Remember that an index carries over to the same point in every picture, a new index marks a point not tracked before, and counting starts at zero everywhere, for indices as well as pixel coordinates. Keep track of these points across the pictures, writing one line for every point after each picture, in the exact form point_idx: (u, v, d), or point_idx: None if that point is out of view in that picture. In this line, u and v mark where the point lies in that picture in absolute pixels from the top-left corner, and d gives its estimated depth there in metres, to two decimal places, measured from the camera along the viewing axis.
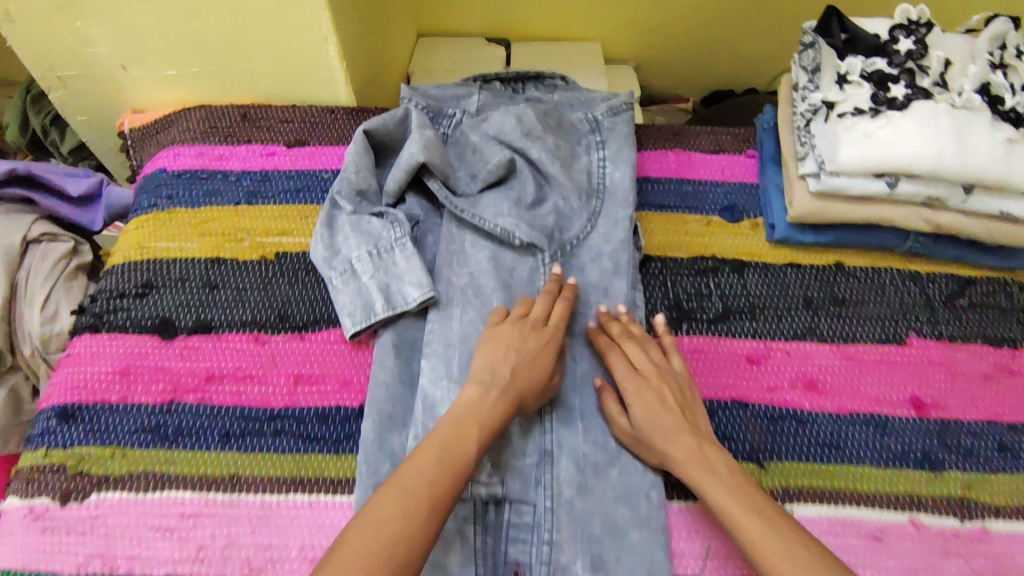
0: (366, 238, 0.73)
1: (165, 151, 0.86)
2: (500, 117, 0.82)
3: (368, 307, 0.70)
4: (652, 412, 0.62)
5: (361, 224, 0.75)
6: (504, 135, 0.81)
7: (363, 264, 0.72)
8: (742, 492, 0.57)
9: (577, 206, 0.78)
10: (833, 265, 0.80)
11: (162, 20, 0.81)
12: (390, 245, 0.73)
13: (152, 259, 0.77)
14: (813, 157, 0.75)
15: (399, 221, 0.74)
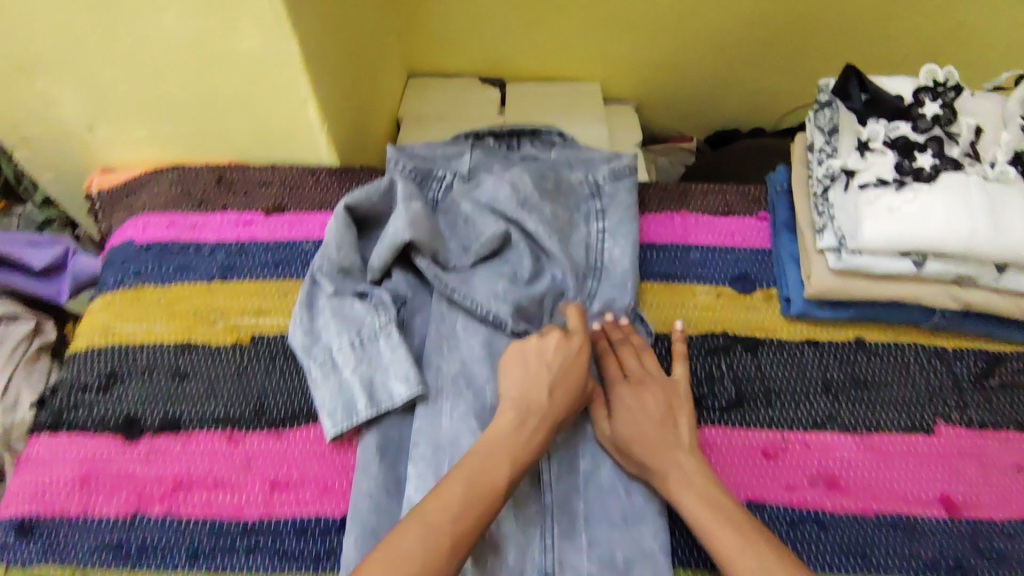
0: (349, 326, 0.68)
1: (133, 221, 0.80)
2: (492, 184, 0.76)
3: (350, 405, 0.65)
4: (639, 422, 0.62)
5: (343, 310, 0.69)
6: (497, 205, 0.75)
7: (345, 356, 0.67)
8: (730, 514, 0.56)
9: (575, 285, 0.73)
10: (853, 342, 0.74)
11: (131, 82, 0.75)
12: (373, 333, 0.67)
13: (117, 347, 0.71)
14: (832, 230, 0.69)
15: (385, 307, 0.69)
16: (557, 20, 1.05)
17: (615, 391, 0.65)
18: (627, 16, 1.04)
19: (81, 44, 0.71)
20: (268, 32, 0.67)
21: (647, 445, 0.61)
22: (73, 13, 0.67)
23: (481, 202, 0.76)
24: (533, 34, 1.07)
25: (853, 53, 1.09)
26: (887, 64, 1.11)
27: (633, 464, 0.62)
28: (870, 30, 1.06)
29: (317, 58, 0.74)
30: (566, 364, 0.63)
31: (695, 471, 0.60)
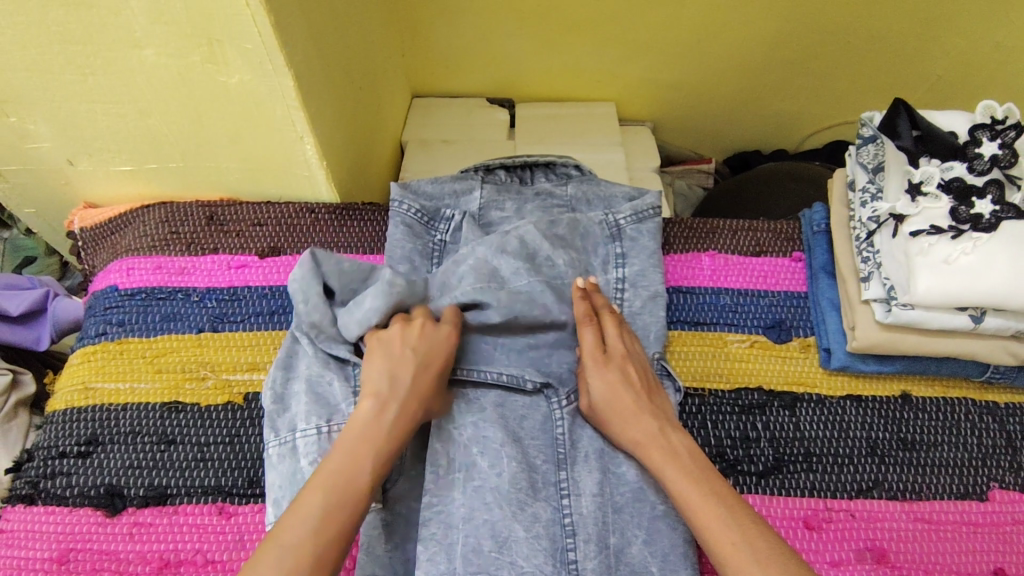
0: (319, 408, 0.60)
1: (116, 264, 0.74)
2: (498, 237, 0.68)
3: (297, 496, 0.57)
4: (616, 391, 0.61)
5: (319, 385, 0.62)
6: (506, 262, 0.68)
7: (307, 443, 0.59)
8: (708, 484, 0.55)
9: None
10: (898, 396, 0.68)
11: (112, 116, 0.69)
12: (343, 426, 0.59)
13: (99, 405, 0.66)
14: (879, 279, 0.64)
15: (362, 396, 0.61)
16: (569, 39, 0.99)
17: (587, 357, 0.63)
18: (644, 35, 0.98)
19: (54, 76, 0.65)
20: (260, 65, 0.62)
21: (626, 411, 0.60)
22: (43, 44, 0.61)
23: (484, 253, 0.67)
24: (544, 52, 1.01)
25: (883, 75, 1.03)
26: (919, 86, 1.05)
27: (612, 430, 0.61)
28: (902, 52, 1.00)
29: (313, 89, 0.68)
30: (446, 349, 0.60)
31: (681, 445, 0.58)
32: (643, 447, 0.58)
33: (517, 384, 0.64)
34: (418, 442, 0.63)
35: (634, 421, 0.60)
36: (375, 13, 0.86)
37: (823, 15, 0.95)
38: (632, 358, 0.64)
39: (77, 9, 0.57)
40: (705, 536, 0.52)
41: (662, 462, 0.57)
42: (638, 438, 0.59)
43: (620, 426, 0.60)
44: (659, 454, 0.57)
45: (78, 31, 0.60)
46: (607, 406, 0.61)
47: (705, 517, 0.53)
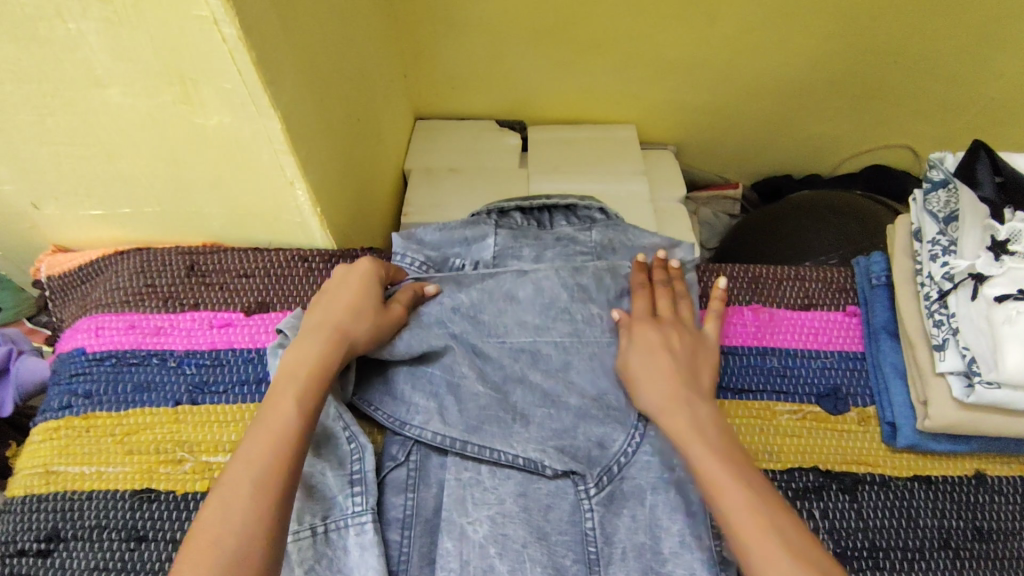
0: (314, 505, 0.53)
1: (85, 322, 0.66)
2: (511, 276, 0.64)
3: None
4: (655, 357, 0.58)
5: (310, 478, 0.54)
6: (513, 309, 0.63)
7: (299, 547, 0.51)
8: (735, 462, 0.50)
9: (618, 412, 0.60)
10: (973, 476, 0.60)
11: (75, 158, 0.61)
12: (342, 522, 0.53)
13: (61, 494, 0.57)
14: (957, 348, 0.55)
15: (362, 486, 0.54)
16: (587, 57, 0.91)
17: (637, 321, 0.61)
18: (669, 54, 0.90)
19: (7, 117, 0.56)
20: (241, 106, 0.53)
21: (660, 379, 0.56)
22: None
23: (496, 295, 0.63)
24: (559, 71, 0.93)
25: (928, 98, 0.95)
26: (967, 111, 0.96)
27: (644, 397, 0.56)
28: (951, 72, 0.91)
29: (304, 128, 0.60)
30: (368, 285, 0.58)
31: (710, 418, 0.54)
32: (670, 415, 0.54)
33: (534, 469, 0.56)
34: (426, 540, 0.54)
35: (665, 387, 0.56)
36: (375, 33, 0.78)
37: (865, 32, 0.87)
38: (685, 329, 0.61)
39: (27, 44, 0.49)
40: (720, 509, 0.47)
41: (685, 430, 0.52)
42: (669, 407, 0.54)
43: (651, 392, 0.56)
44: (687, 423, 0.53)
45: (27, 67, 0.51)
46: (643, 371, 0.57)
47: (721, 491, 0.47)
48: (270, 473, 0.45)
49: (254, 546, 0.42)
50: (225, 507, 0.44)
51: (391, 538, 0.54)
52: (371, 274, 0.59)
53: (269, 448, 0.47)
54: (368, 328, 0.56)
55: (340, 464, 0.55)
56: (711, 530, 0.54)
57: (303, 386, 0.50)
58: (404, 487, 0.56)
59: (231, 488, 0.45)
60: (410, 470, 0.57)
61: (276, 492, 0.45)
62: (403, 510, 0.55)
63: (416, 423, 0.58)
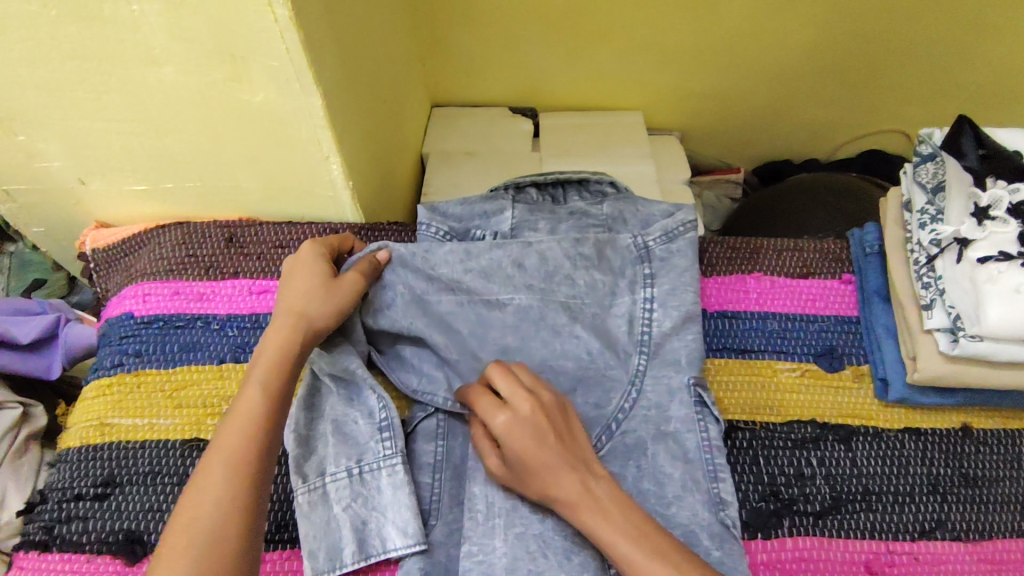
0: (349, 449, 0.58)
1: (131, 290, 0.70)
2: (519, 247, 0.65)
3: (335, 548, 0.55)
4: (523, 453, 0.52)
5: (345, 425, 0.59)
6: (518, 275, 0.65)
7: (338, 487, 0.56)
8: (638, 529, 0.50)
9: (617, 364, 0.64)
10: (959, 429, 0.65)
11: (125, 135, 0.66)
12: (375, 464, 0.57)
13: (115, 443, 0.62)
14: (942, 307, 0.60)
15: (392, 431, 0.58)
16: (596, 46, 0.96)
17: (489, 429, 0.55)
18: (674, 41, 0.94)
19: (65, 94, 0.61)
20: (284, 81, 0.58)
21: (543, 477, 0.52)
22: (53, 60, 0.57)
23: (506, 261, 0.65)
24: (569, 59, 0.98)
25: (921, 82, 0.99)
26: (959, 95, 1.00)
27: (534, 487, 0.53)
28: (942, 59, 0.96)
29: (339, 106, 0.65)
30: (315, 266, 0.61)
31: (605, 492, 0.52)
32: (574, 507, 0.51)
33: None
34: (455, 483, 0.59)
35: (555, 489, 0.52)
36: (396, 20, 0.82)
37: (859, 21, 0.92)
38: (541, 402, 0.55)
39: (90, 24, 0.54)
40: None
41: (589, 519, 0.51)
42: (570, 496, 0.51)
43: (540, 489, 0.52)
44: (585, 509, 0.51)
45: (89, 47, 0.56)
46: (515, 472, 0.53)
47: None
48: (239, 461, 0.49)
49: (228, 535, 0.46)
50: (200, 494, 0.47)
51: (422, 480, 0.59)
52: (316, 257, 0.61)
53: (243, 435, 0.50)
54: (319, 297, 0.59)
55: (371, 414, 0.59)
56: (709, 473, 0.58)
57: (273, 375, 0.54)
58: (434, 435, 0.61)
59: (206, 477, 0.48)
60: (439, 422, 0.62)
61: (247, 477, 0.49)
62: (433, 455, 0.60)
63: (427, 391, 0.63)
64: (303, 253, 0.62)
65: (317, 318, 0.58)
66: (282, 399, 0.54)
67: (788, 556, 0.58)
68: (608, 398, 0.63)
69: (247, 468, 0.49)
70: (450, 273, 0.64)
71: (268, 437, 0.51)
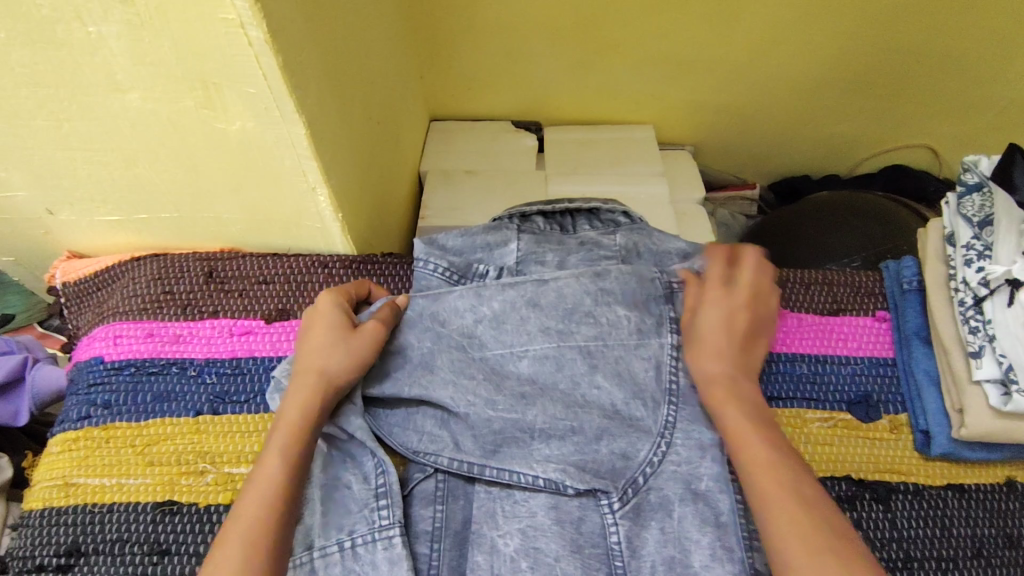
0: (339, 519, 0.52)
1: (102, 331, 0.65)
2: (532, 285, 0.61)
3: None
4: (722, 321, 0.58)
5: (336, 491, 0.54)
6: (535, 316, 0.60)
7: (328, 564, 0.50)
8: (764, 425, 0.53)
9: (641, 418, 0.58)
10: (1004, 484, 0.59)
11: (91, 164, 0.60)
12: (369, 537, 0.51)
13: (81, 507, 0.56)
14: (993, 355, 0.54)
15: (389, 499, 0.53)
16: (603, 58, 0.90)
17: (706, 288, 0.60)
18: (687, 53, 0.89)
19: (22, 122, 0.55)
20: (264, 111, 0.52)
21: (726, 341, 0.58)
22: (9, 87, 0.52)
23: (518, 304, 0.60)
24: (575, 72, 0.92)
25: (949, 96, 0.93)
26: (990, 111, 0.94)
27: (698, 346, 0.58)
28: (971, 71, 0.90)
29: (327, 133, 0.59)
30: (333, 315, 0.57)
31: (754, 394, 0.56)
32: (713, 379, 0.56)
33: (556, 489, 0.55)
34: (456, 553, 0.53)
35: (715, 357, 0.57)
36: (391, 34, 0.77)
37: (885, 32, 0.86)
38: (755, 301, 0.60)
39: (45, 49, 0.48)
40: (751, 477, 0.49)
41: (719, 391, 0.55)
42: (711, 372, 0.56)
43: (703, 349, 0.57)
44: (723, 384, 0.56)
45: (46, 72, 0.50)
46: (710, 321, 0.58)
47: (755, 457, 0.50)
48: (256, 531, 0.44)
49: None
50: (213, 570, 0.43)
51: (419, 552, 0.53)
52: (333, 307, 0.57)
53: (266, 506, 0.46)
54: (335, 354, 0.54)
55: (367, 478, 0.55)
56: (742, 541, 0.52)
57: (290, 439, 0.50)
58: (432, 499, 0.56)
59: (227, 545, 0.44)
60: (438, 483, 0.56)
61: (264, 555, 0.44)
62: (431, 521, 0.54)
63: (430, 451, 0.57)
64: (321, 303, 0.58)
65: (337, 373, 0.54)
66: (303, 469, 0.49)
67: None
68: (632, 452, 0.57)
69: (265, 540, 0.44)
70: (462, 325, 0.60)
71: (286, 508, 0.46)
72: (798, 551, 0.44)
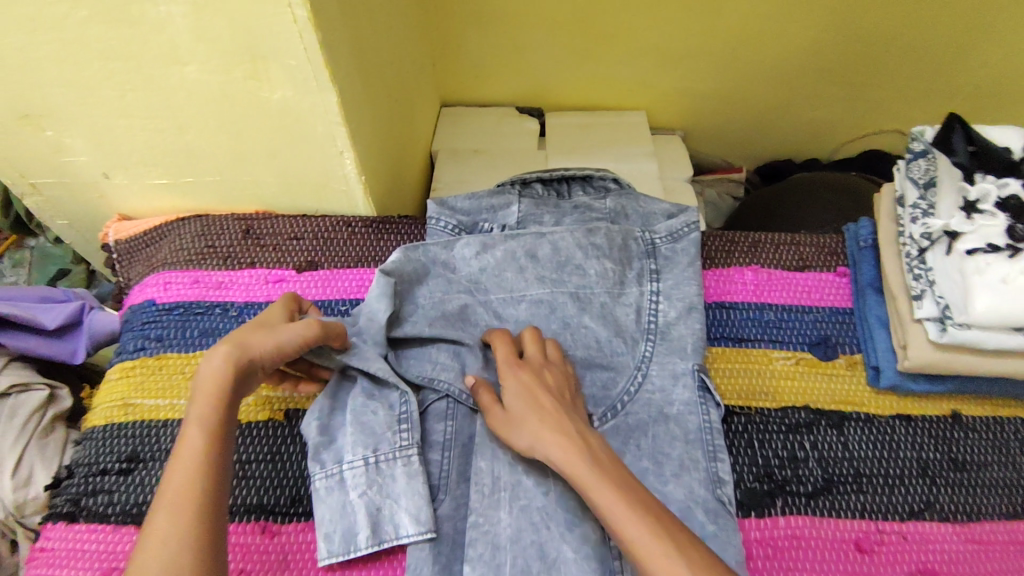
0: (366, 438, 0.60)
1: (153, 278, 0.74)
2: (531, 238, 0.69)
3: (350, 532, 0.57)
4: (529, 392, 0.57)
5: (364, 415, 0.61)
6: (532, 267, 0.69)
7: (355, 474, 0.59)
8: (615, 477, 0.50)
9: (623, 353, 0.66)
10: (949, 416, 0.67)
11: (146, 130, 0.69)
12: (391, 454, 0.59)
13: (139, 422, 0.65)
14: (932, 297, 0.62)
15: (410, 424, 0.61)
16: (601, 47, 0.98)
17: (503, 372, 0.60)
18: (676, 44, 0.97)
19: (91, 90, 0.64)
20: (302, 80, 0.61)
21: (541, 414, 0.55)
22: (83, 59, 0.61)
23: (517, 255, 0.69)
24: (574, 62, 1.01)
25: (921, 83, 1.02)
26: (958, 98, 1.03)
27: (523, 440, 0.56)
28: (939, 61, 0.98)
29: (353, 103, 0.68)
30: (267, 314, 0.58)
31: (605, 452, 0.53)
32: (552, 446, 0.53)
33: None
34: (462, 460, 0.62)
35: (551, 441, 0.54)
36: (408, 23, 0.86)
37: (858, 25, 0.94)
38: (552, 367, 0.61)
39: (119, 26, 0.57)
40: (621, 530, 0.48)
41: (580, 470, 0.51)
42: (554, 452, 0.53)
43: (531, 432, 0.55)
44: (576, 459, 0.52)
45: (118, 47, 0.59)
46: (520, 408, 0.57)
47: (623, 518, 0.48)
48: (183, 499, 0.46)
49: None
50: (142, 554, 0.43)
51: (432, 458, 0.61)
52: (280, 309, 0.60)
53: (196, 477, 0.47)
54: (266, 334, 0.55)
55: (391, 407, 0.62)
56: (708, 453, 0.61)
57: (206, 412, 0.50)
58: (444, 415, 0.64)
59: (168, 518, 0.45)
60: (449, 403, 0.64)
61: (190, 523, 0.45)
62: (444, 433, 0.63)
63: (441, 379, 0.65)
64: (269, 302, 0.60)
65: (260, 357, 0.54)
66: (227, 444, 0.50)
67: (778, 534, 0.60)
68: (614, 380, 0.65)
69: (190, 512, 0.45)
70: (469, 272, 0.69)
71: (212, 483, 0.47)
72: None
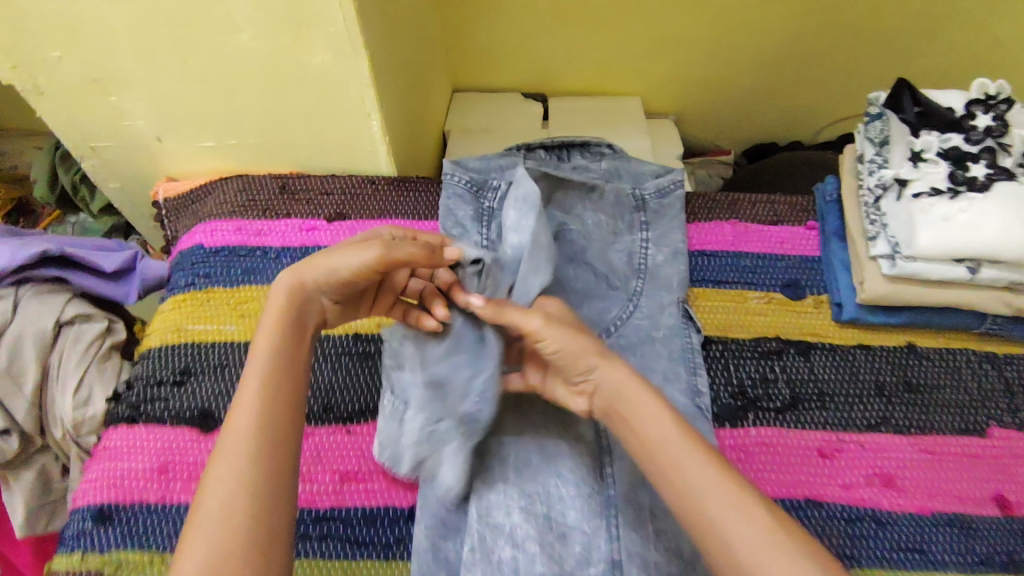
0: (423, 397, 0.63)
1: (200, 227, 0.83)
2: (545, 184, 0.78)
3: (398, 457, 0.64)
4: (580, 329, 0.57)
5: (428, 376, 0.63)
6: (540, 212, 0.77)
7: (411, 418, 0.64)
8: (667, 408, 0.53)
9: (616, 288, 0.75)
10: (904, 346, 0.75)
11: (200, 93, 0.79)
12: (436, 422, 0.62)
13: (190, 344, 0.74)
14: (885, 238, 0.71)
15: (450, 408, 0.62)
16: (601, 36, 1.08)
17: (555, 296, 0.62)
18: (669, 33, 1.07)
19: (155, 57, 0.74)
20: (340, 46, 0.71)
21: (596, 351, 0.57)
22: (152, 28, 0.70)
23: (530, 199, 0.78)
24: (576, 50, 1.11)
25: (892, 71, 1.12)
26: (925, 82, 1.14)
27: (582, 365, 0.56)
28: (908, 48, 1.08)
29: (382, 69, 0.77)
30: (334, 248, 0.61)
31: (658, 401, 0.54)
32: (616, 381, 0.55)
33: None
34: None
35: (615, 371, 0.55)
36: (428, 10, 0.96)
37: (833, 17, 1.04)
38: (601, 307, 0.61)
39: None
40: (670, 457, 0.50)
41: (637, 396, 0.54)
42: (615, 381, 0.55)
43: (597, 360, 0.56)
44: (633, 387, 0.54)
45: (183, 16, 0.69)
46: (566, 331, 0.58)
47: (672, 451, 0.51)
48: (242, 441, 0.50)
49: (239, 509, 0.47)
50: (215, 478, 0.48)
51: None
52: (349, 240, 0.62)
53: (255, 416, 0.52)
54: (324, 268, 0.58)
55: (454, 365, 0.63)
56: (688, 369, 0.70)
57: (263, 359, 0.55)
58: None
59: (224, 458, 0.49)
60: None
61: (248, 457, 0.49)
62: None
63: None
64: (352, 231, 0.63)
65: (316, 291, 0.59)
66: (282, 393, 0.54)
67: (748, 440, 0.69)
68: (608, 309, 0.74)
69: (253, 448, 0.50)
70: None
71: (270, 427, 0.52)
72: (728, 514, 0.47)
